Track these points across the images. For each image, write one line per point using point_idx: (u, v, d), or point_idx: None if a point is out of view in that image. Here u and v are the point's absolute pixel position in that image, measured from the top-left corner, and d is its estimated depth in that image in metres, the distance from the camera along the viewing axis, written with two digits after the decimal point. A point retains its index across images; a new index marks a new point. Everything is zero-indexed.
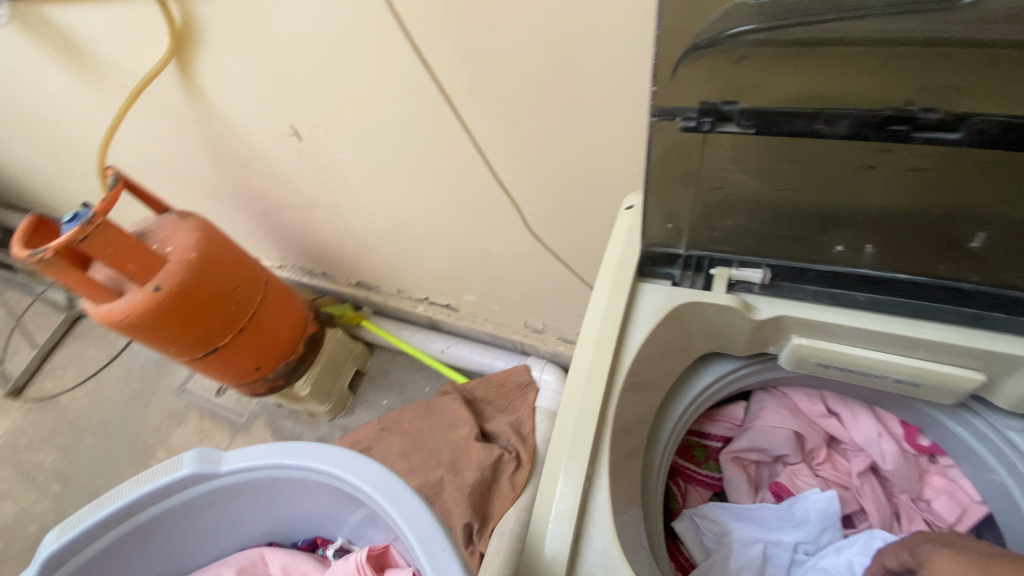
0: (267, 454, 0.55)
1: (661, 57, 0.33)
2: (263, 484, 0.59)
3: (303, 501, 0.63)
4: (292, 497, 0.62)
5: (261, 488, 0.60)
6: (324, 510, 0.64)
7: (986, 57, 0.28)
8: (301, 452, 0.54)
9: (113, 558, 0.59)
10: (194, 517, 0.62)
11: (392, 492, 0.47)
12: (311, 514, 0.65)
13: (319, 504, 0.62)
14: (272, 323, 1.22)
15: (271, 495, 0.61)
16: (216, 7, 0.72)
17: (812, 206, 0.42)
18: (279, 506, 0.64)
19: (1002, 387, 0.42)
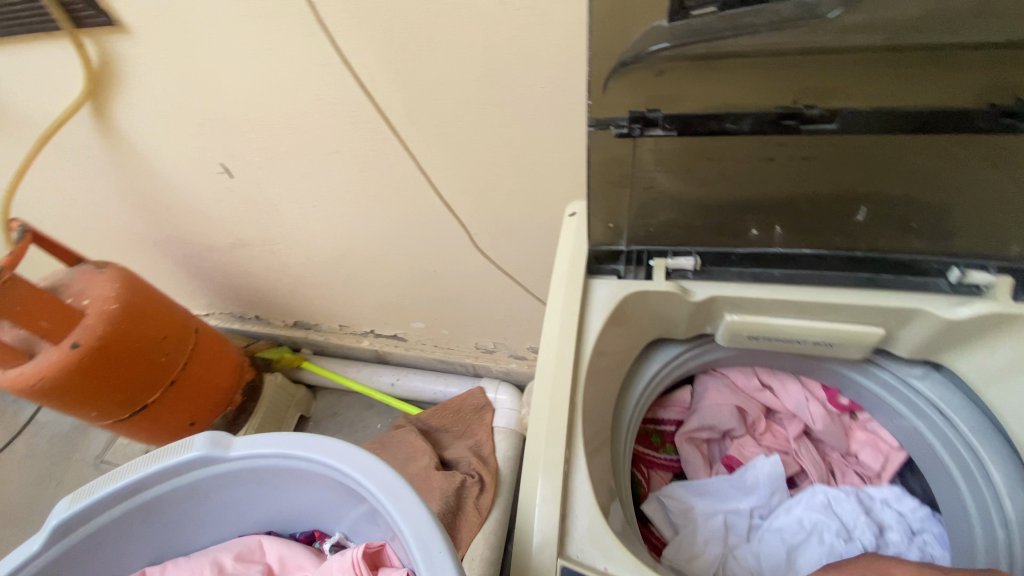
0: (277, 440, 0.46)
1: (593, 74, 0.37)
2: (268, 474, 0.49)
3: (304, 495, 0.52)
4: (294, 490, 0.52)
5: (264, 477, 0.50)
6: (325, 506, 0.54)
7: (847, 61, 0.35)
8: (313, 442, 0.46)
9: (109, 535, 0.51)
10: (194, 501, 0.53)
11: (396, 488, 0.41)
12: (310, 508, 0.54)
13: (324, 500, 0.52)
14: (206, 373, 1.15)
15: (273, 485, 0.52)
16: (138, 47, 0.71)
17: (729, 197, 0.48)
18: (280, 496, 0.54)
19: (898, 336, 0.50)
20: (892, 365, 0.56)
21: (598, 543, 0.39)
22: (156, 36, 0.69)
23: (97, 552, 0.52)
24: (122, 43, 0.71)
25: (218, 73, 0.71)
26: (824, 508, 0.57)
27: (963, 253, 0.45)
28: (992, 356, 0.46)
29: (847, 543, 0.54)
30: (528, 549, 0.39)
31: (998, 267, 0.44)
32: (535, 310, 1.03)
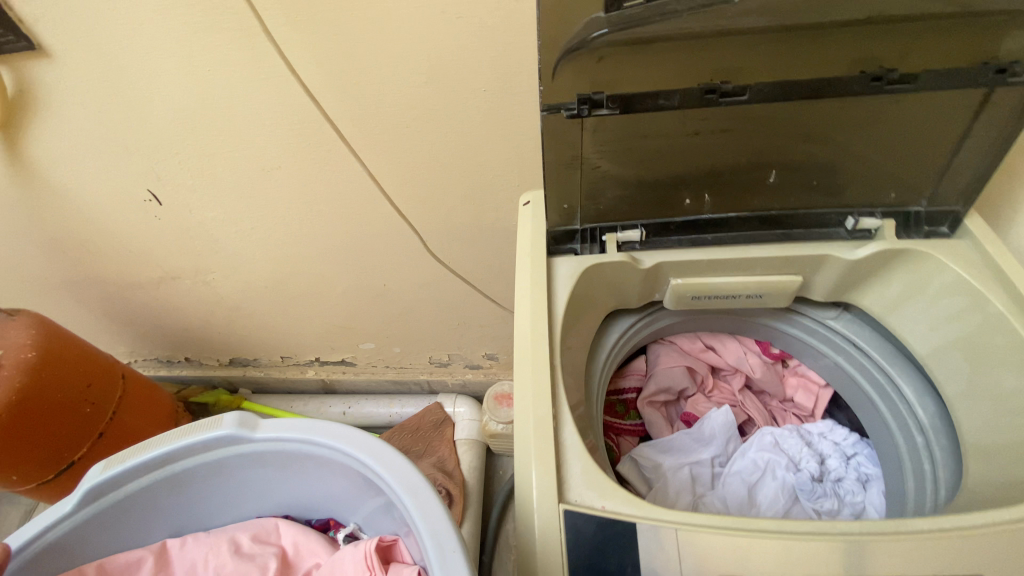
0: (302, 426, 0.52)
1: (543, 63, 0.43)
2: (295, 458, 0.55)
3: (325, 483, 0.58)
4: (316, 479, 0.58)
5: (291, 461, 0.56)
6: (342, 496, 0.59)
7: (752, 40, 0.42)
8: (336, 431, 0.51)
9: (137, 503, 0.56)
10: (224, 477, 0.58)
11: (416, 485, 0.46)
12: (326, 497, 0.60)
13: (345, 490, 0.57)
14: (137, 423, 1.07)
15: (298, 470, 0.57)
16: (60, 71, 0.69)
17: (665, 173, 0.54)
18: (298, 484, 0.60)
19: (816, 282, 0.58)
20: (810, 311, 0.64)
21: (594, 484, 0.42)
22: (80, 60, 0.67)
23: (125, 516, 0.57)
24: (43, 68, 0.68)
25: (150, 94, 0.70)
26: (773, 446, 0.63)
27: (857, 204, 0.55)
28: (888, 288, 0.56)
29: (796, 475, 0.61)
30: (530, 499, 0.41)
31: (883, 212, 0.54)
32: (488, 313, 1.06)
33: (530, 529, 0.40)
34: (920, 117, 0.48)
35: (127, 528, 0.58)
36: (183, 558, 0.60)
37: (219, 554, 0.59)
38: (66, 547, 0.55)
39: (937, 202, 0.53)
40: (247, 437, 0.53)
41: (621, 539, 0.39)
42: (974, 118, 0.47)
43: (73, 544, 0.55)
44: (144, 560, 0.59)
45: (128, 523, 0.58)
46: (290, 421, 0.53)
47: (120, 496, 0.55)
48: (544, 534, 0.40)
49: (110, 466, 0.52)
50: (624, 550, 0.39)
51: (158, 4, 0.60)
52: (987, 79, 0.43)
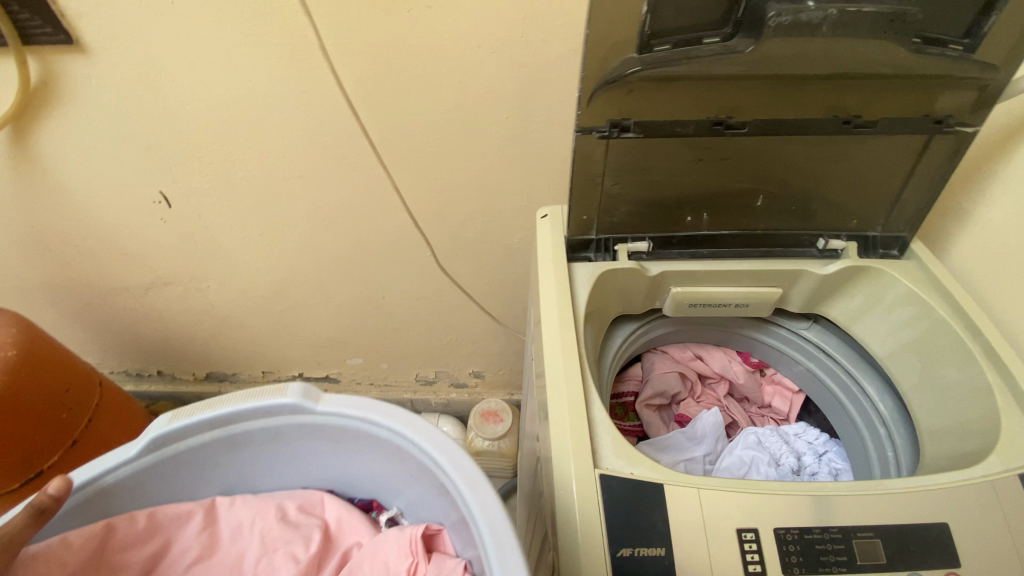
0: (362, 406, 0.61)
1: (583, 91, 0.51)
2: (351, 435, 0.64)
3: (375, 464, 0.69)
4: (368, 459, 0.69)
5: (346, 437, 0.66)
6: (388, 479, 0.71)
7: (755, 84, 0.51)
8: (394, 413, 0.60)
9: (195, 457, 0.68)
10: (278, 443, 0.69)
11: (476, 479, 0.52)
12: (374, 476, 0.71)
13: (394, 470, 0.68)
14: (110, 433, 1.02)
15: (352, 448, 0.68)
16: (94, 69, 0.70)
17: (671, 194, 0.62)
18: (351, 460, 0.71)
19: (793, 294, 0.67)
20: (786, 322, 0.74)
21: (622, 453, 0.47)
22: (119, 60, 0.69)
23: (184, 466, 0.68)
24: (75, 64, 0.70)
25: (186, 99, 0.73)
26: (757, 444, 0.69)
27: (826, 228, 0.65)
28: (851, 300, 0.66)
29: (778, 469, 0.67)
30: (567, 466, 0.46)
31: (848, 235, 0.65)
32: (481, 329, 1.11)
33: (568, 492, 0.45)
34: (876, 157, 0.59)
35: (180, 482, 0.70)
36: (233, 515, 0.73)
37: (267, 517, 0.72)
38: (120, 491, 0.67)
39: (889, 228, 0.64)
40: (309, 408, 0.62)
41: (651, 500, 0.44)
42: (917, 160, 0.58)
43: (126, 488, 0.67)
44: (194, 513, 0.72)
45: (182, 476, 0.70)
46: (350, 399, 0.62)
47: (181, 449, 0.65)
48: (583, 497, 0.44)
49: (177, 420, 0.63)
50: (654, 508, 0.44)
51: (214, 16, 0.64)
52: (928, 127, 0.55)
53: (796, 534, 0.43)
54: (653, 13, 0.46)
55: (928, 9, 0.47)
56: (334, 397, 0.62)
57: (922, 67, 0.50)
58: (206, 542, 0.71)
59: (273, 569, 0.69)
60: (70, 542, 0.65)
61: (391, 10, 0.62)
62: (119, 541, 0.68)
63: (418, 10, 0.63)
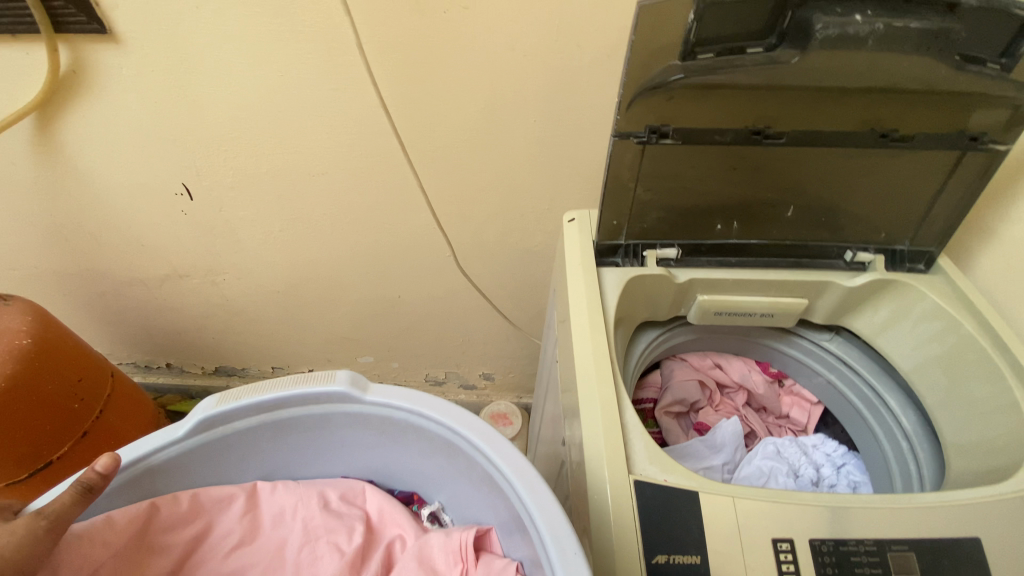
0: (412, 397, 0.61)
1: (623, 96, 0.51)
2: (398, 424, 0.65)
3: (419, 456, 0.69)
4: (412, 451, 0.69)
5: (391, 427, 0.66)
6: (431, 471, 0.71)
7: (795, 95, 0.52)
8: (442, 406, 0.60)
9: (241, 440, 0.68)
10: (323, 430, 0.69)
11: (532, 479, 0.50)
12: (417, 468, 0.72)
13: (438, 462, 0.68)
14: (120, 424, 1.01)
15: (397, 439, 0.68)
16: (126, 59, 0.70)
17: (703, 202, 0.63)
18: (395, 451, 0.71)
19: (818, 305, 0.67)
20: (808, 333, 0.74)
21: (655, 460, 0.47)
22: (151, 51, 0.69)
23: (229, 449, 0.69)
24: (107, 53, 0.70)
25: (215, 91, 0.73)
26: (776, 454, 0.69)
27: (854, 240, 0.65)
28: (877, 313, 0.66)
29: (796, 480, 0.67)
30: (601, 471, 0.46)
31: (875, 248, 0.65)
32: (495, 330, 1.11)
33: (602, 497, 0.45)
34: (909, 172, 0.59)
35: (223, 465, 0.70)
36: (274, 501, 0.72)
37: (309, 504, 0.72)
38: (166, 471, 0.67)
39: (917, 243, 0.65)
40: (357, 397, 0.63)
41: (685, 508, 0.44)
42: (949, 176, 0.59)
43: (172, 468, 0.67)
44: (236, 497, 0.72)
45: (226, 459, 0.70)
46: (398, 391, 0.63)
47: (228, 431, 0.66)
48: (618, 502, 0.44)
49: (225, 402, 0.64)
50: (689, 515, 0.44)
51: (250, 11, 0.64)
52: (963, 144, 0.55)
53: (832, 546, 0.43)
54: (698, 20, 0.47)
55: (970, 27, 0.47)
56: (382, 387, 0.63)
57: (961, 84, 0.51)
58: (248, 528, 0.71)
59: (316, 559, 0.69)
60: (114, 520, 0.65)
61: (428, 10, 0.63)
62: (162, 522, 0.68)
63: (454, 11, 0.63)
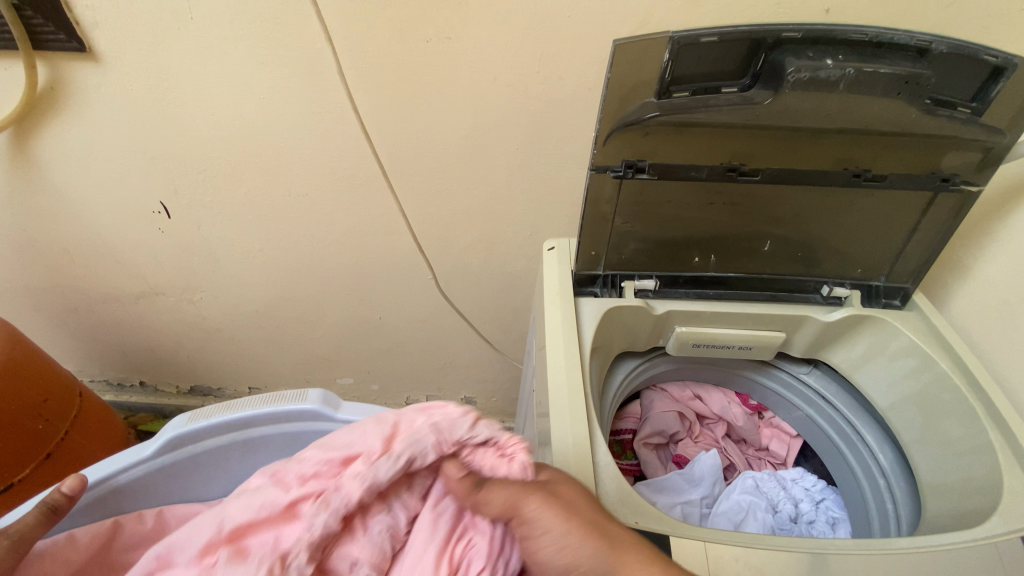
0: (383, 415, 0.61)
1: (600, 131, 0.51)
2: None
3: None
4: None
5: None
6: None
7: (769, 133, 0.52)
8: None
9: (209, 460, 0.67)
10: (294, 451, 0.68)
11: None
12: None
13: None
14: (85, 446, 0.98)
15: None
16: (105, 77, 0.69)
17: (681, 234, 0.63)
18: None
19: (796, 339, 0.67)
20: (786, 365, 0.74)
21: (627, 501, 0.46)
22: (130, 70, 0.68)
23: (198, 469, 0.67)
24: (86, 71, 0.69)
25: (195, 111, 0.72)
26: (754, 489, 0.68)
27: (830, 275, 0.66)
28: (854, 348, 0.66)
29: (775, 515, 0.65)
30: None
31: (851, 283, 0.65)
32: (477, 354, 1.10)
33: None
34: (884, 210, 0.60)
35: (193, 484, 0.69)
36: None
37: None
38: (131, 492, 0.66)
39: (892, 278, 0.65)
40: (329, 415, 0.62)
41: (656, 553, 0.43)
42: (923, 214, 0.59)
43: (138, 488, 0.66)
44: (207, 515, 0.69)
45: (195, 479, 0.68)
46: (370, 408, 0.62)
47: (196, 451, 0.65)
48: None
49: (194, 421, 0.63)
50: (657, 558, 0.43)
51: (233, 34, 0.64)
52: (935, 184, 0.56)
53: None
54: (674, 60, 0.47)
55: (939, 73, 0.48)
56: (353, 405, 0.63)
57: (932, 127, 0.51)
58: None
59: None
60: (75, 539, 0.62)
61: (411, 39, 0.63)
62: (125, 541, 0.64)
63: (437, 40, 0.63)
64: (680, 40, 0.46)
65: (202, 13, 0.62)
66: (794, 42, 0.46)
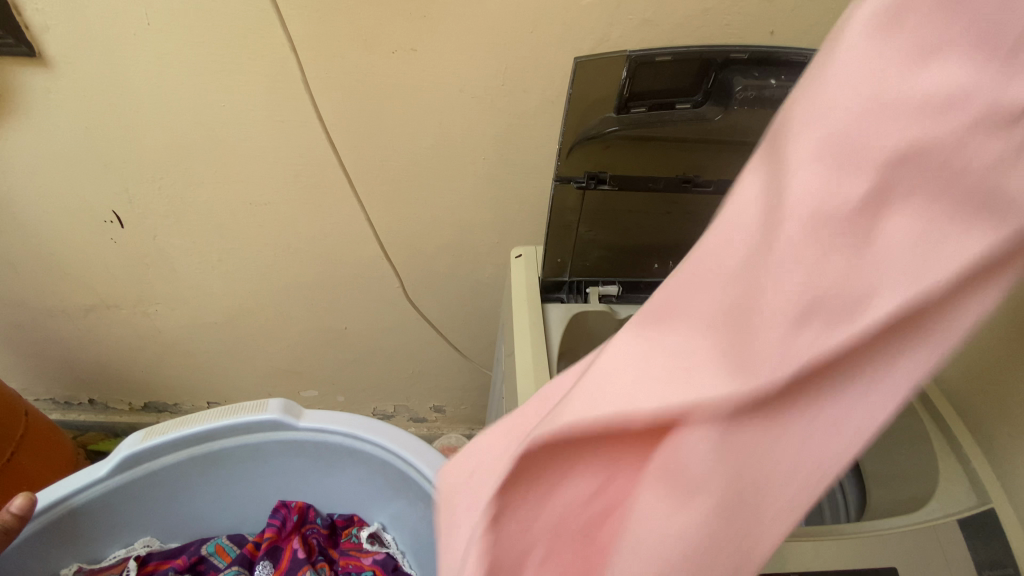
0: (346, 421, 0.65)
1: (563, 143, 0.53)
2: (334, 449, 0.68)
3: (357, 480, 0.72)
4: (349, 476, 0.72)
5: (327, 452, 0.69)
6: (362, 493, 0.74)
7: (720, 147, 0.55)
8: (373, 427, 0.65)
9: (169, 475, 0.69)
10: (258, 460, 0.71)
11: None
12: (354, 492, 0.74)
13: (373, 485, 0.71)
14: (35, 470, 0.93)
15: (334, 464, 0.71)
16: (55, 83, 0.66)
17: (643, 243, 0.65)
18: (331, 474, 0.73)
19: None
20: None
21: None
22: (83, 77, 0.66)
23: (159, 485, 0.69)
24: (33, 78, 0.66)
25: (153, 118, 0.70)
26: None
27: None
28: None
29: None
30: None
31: None
32: (446, 362, 1.10)
33: None
34: None
35: (153, 499, 0.71)
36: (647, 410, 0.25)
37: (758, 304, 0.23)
38: (89, 513, 0.67)
39: None
40: (291, 424, 0.66)
41: None
42: None
43: (98, 508, 0.68)
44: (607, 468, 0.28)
45: (156, 495, 0.71)
46: (333, 416, 0.66)
47: (155, 466, 0.67)
48: None
49: (151, 438, 0.64)
50: None
51: (193, 42, 0.63)
52: None
53: None
54: (631, 77, 0.50)
55: None
56: (315, 413, 0.66)
57: None
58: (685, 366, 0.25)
59: None
60: None
61: (376, 50, 0.64)
62: None
63: (402, 52, 0.64)
64: (636, 60, 0.48)
65: (158, 18, 0.61)
66: (740, 63, 0.50)
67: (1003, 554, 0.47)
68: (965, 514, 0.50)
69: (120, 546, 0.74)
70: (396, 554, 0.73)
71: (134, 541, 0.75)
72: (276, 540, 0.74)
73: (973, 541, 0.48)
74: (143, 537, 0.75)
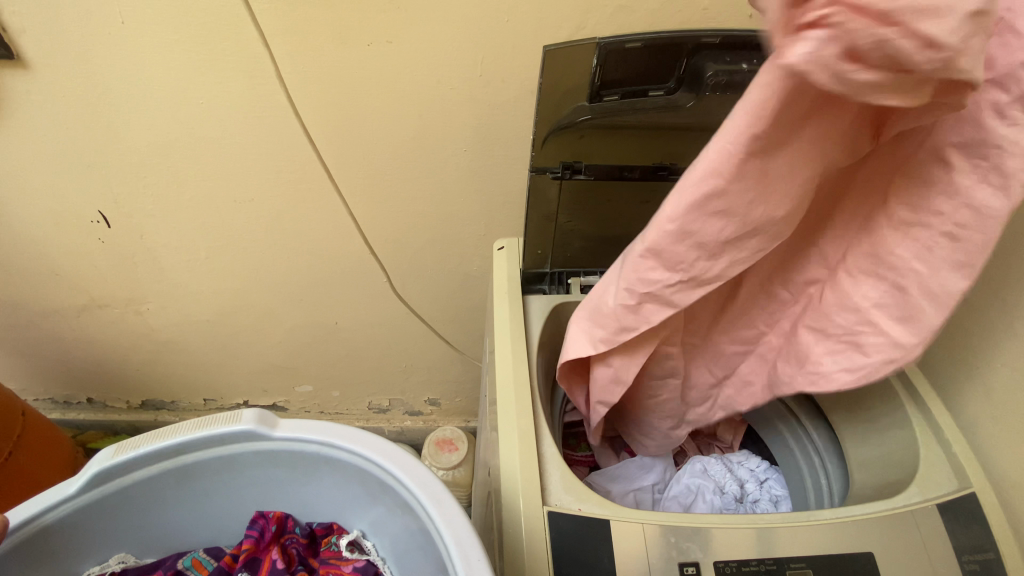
0: (322, 428, 0.59)
1: (537, 134, 0.53)
2: (312, 459, 0.63)
3: (334, 488, 0.68)
4: (328, 485, 0.68)
5: (305, 460, 0.64)
6: (341, 502, 0.70)
7: (695, 133, 0.54)
8: (351, 436, 0.59)
9: (139, 492, 0.64)
10: (232, 471, 0.66)
11: (437, 494, 0.50)
12: (333, 501, 0.70)
13: (352, 494, 0.67)
14: (34, 467, 0.94)
15: (311, 474, 0.66)
16: (34, 84, 0.66)
17: (623, 234, 0.65)
18: (307, 484, 0.68)
19: None
20: None
21: (571, 489, 0.48)
22: (62, 78, 0.66)
23: (130, 503, 0.65)
24: (13, 79, 0.66)
25: (134, 117, 0.70)
26: (703, 472, 0.69)
27: None
28: None
29: (722, 497, 0.67)
30: (516, 502, 0.47)
31: None
32: (439, 355, 1.11)
33: (517, 526, 0.46)
34: None
35: (126, 516, 0.66)
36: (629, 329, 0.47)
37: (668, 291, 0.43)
38: (61, 532, 0.61)
39: None
40: (265, 434, 0.61)
41: (599, 538, 0.45)
42: None
43: (68, 528, 0.62)
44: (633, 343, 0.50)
45: (127, 514, 0.66)
46: (309, 422, 0.61)
47: (126, 482, 0.62)
48: (530, 534, 0.45)
49: (122, 453, 0.59)
50: (600, 543, 0.45)
51: (168, 39, 0.63)
52: None
53: (734, 567, 0.46)
54: (601, 65, 0.49)
55: None
56: (291, 421, 0.61)
57: None
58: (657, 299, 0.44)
59: None
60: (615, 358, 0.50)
61: (351, 43, 0.63)
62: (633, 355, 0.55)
63: (378, 44, 0.63)
64: (606, 47, 0.48)
65: (133, 17, 0.61)
66: (712, 47, 0.49)
67: (984, 539, 0.48)
68: (945, 499, 0.50)
69: (93, 564, 0.68)
70: (377, 560, 0.70)
71: (107, 558, 0.69)
72: (255, 551, 0.71)
73: (953, 525, 0.49)
74: (117, 553, 0.70)
